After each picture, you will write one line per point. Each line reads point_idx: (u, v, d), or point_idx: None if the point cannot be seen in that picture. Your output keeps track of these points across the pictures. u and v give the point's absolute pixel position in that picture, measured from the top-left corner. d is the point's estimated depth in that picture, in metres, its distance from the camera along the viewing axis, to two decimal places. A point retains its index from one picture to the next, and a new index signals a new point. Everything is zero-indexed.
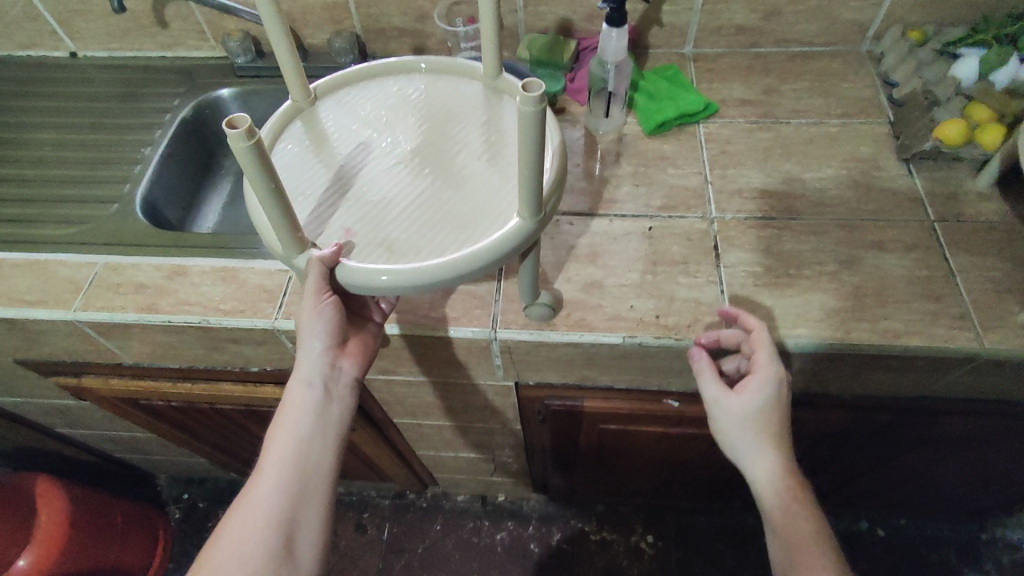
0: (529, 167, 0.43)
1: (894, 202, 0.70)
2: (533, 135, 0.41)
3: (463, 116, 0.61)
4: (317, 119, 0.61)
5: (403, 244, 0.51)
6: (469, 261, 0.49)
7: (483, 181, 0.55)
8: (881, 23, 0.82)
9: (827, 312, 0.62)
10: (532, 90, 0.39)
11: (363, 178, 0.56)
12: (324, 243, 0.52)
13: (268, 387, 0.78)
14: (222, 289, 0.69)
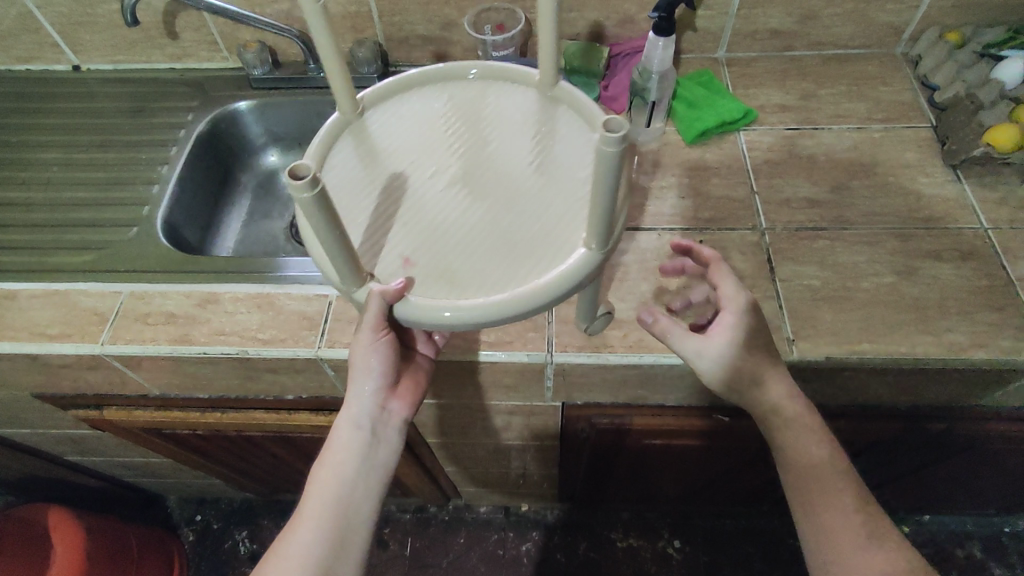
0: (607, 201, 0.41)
1: (945, 209, 0.69)
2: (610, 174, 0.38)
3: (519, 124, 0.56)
4: (366, 130, 0.57)
5: (468, 274, 0.48)
6: (538, 295, 0.45)
7: (548, 200, 0.51)
8: (916, 26, 0.81)
9: (890, 326, 0.61)
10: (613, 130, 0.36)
11: (420, 200, 0.52)
12: (383, 275, 0.49)
13: (302, 414, 0.75)
14: (258, 317, 0.65)
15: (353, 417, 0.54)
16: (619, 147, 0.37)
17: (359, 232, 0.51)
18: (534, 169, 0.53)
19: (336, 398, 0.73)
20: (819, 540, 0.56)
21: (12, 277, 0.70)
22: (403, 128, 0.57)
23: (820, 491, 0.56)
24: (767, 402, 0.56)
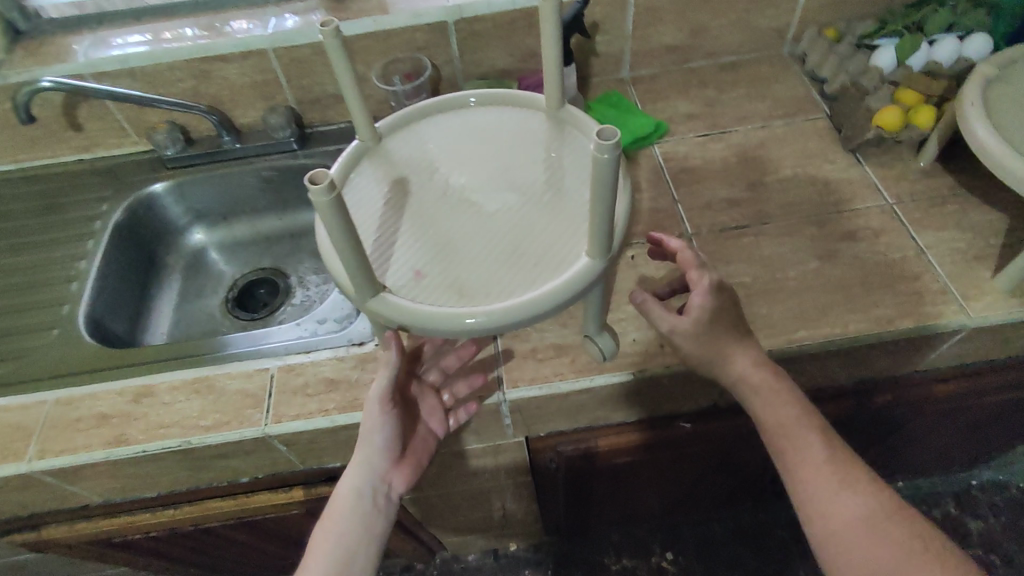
0: (603, 212, 0.44)
1: (852, 191, 0.72)
2: (607, 182, 0.41)
3: (526, 147, 0.59)
4: (383, 156, 0.60)
5: (480, 286, 0.49)
6: (543, 303, 0.47)
7: (553, 214, 0.53)
8: (797, 25, 0.86)
9: (820, 309, 0.63)
10: (606, 138, 0.40)
11: (430, 218, 0.54)
12: (394, 284, 0.49)
13: (261, 495, 0.72)
14: (198, 403, 0.63)
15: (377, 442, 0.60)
16: (616, 152, 0.40)
17: (373, 245, 0.52)
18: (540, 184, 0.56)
19: (295, 471, 0.70)
20: (799, 498, 0.56)
21: None
22: (404, 158, 0.59)
23: (797, 451, 0.56)
24: (731, 369, 0.56)
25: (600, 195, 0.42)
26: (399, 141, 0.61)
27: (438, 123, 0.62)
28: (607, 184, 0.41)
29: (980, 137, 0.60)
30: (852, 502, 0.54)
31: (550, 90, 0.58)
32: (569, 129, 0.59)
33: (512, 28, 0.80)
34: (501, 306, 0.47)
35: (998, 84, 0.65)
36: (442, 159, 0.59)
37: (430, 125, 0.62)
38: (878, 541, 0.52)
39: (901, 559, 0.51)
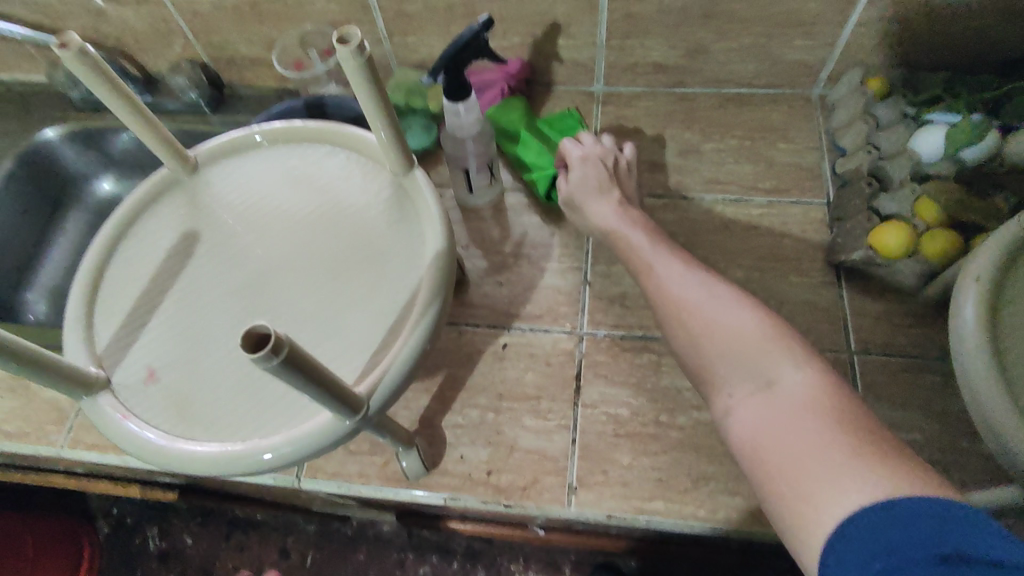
0: (318, 393, 0.33)
1: (808, 322, 0.56)
2: (293, 380, 0.29)
3: (352, 217, 0.47)
4: (194, 191, 0.49)
5: (221, 414, 0.40)
6: (257, 462, 0.38)
7: (332, 330, 0.42)
8: (837, 64, 0.64)
9: (694, 479, 0.51)
10: (271, 338, 0.27)
11: (199, 295, 0.44)
12: (120, 381, 0.41)
13: (99, 483, 0.71)
14: (8, 405, 0.59)
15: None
16: (288, 353, 0.27)
17: (123, 319, 0.44)
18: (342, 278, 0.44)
19: (127, 475, 0.68)
20: (667, 313, 0.45)
21: None
22: (173, 223, 0.48)
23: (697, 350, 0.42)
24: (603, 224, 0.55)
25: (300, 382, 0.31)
26: (220, 175, 0.50)
27: (219, 171, 0.50)
28: (297, 378, 0.30)
29: (964, 316, 0.42)
30: (733, 323, 0.41)
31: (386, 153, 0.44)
32: (410, 205, 0.46)
33: (451, 15, 0.64)
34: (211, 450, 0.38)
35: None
36: (253, 211, 0.48)
37: (211, 174, 0.50)
38: (730, 322, 0.41)
39: (758, 340, 0.39)
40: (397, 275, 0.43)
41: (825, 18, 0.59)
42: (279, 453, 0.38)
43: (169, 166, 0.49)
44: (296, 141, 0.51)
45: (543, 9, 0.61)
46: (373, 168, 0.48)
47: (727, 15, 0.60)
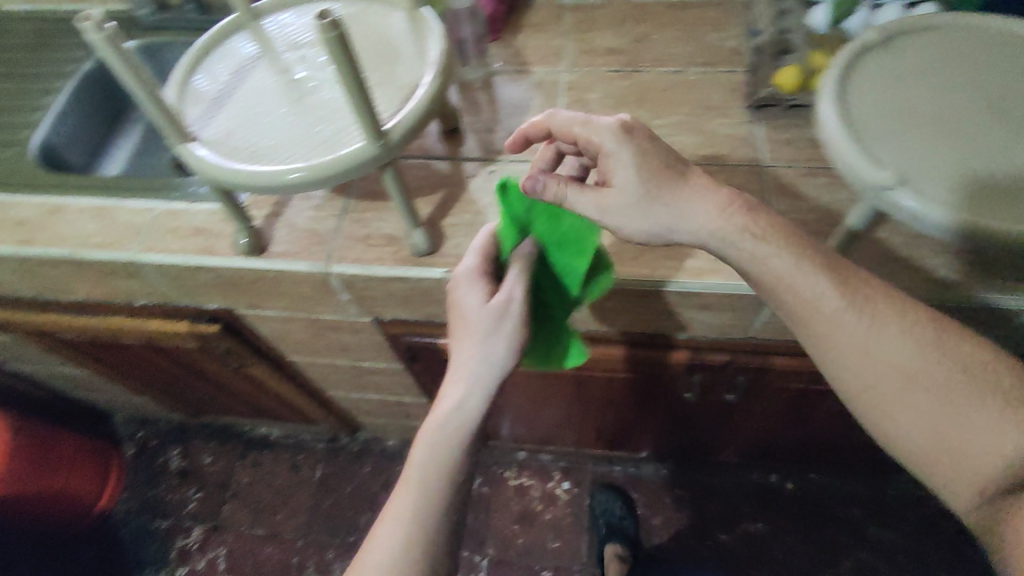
0: (356, 94, 0.48)
1: (731, 148, 0.71)
2: (341, 62, 0.45)
3: (374, 42, 0.63)
4: (254, 31, 0.66)
5: (280, 154, 0.55)
6: (307, 175, 0.53)
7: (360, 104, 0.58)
8: None
9: (639, 251, 0.65)
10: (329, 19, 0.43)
11: (261, 92, 0.61)
12: (205, 138, 0.57)
13: (154, 320, 0.85)
14: (94, 226, 0.74)
15: (476, 361, 0.54)
16: (340, 31, 0.43)
17: (205, 104, 0.59)
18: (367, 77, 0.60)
19: (179, 306, 0.82)
20: (784, 304, 0.52)
21: None
22: (237, 54, 0.64)
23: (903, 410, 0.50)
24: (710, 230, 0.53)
25: (344, 75, 0.46)
26: (274, 23, 0.66)
27: (274, 20, 0.67)
28: (344, 63, 0.45)
29: (823, 113, 0.53)
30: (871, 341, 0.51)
31: None
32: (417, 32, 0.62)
33: None
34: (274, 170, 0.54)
35: (880, 53, 0.57)
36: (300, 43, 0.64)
37: (267, 22, 0.66)
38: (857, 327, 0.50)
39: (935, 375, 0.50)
40: (405, 72, 0.59)
41: None
42: (323, 168, 0.53)
43: (237, 13, 0.66)
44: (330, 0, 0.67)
45: None
46: (389, 13, 0.65)
47: None
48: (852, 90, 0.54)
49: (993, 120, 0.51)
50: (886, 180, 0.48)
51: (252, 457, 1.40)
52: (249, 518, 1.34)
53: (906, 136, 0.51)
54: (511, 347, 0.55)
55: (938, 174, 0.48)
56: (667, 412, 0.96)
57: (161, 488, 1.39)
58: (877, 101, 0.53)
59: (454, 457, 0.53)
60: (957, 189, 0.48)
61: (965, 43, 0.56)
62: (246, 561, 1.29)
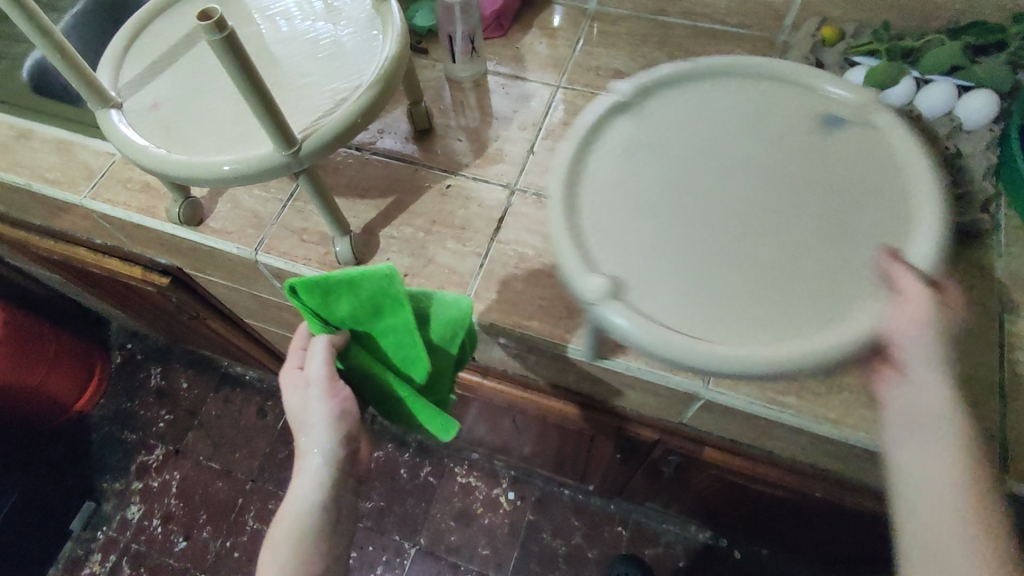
0: (256, 100, 0.43)
1: None
2: (231, 66, 0.40)
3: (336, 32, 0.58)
4: None
5: (194, 139, 0.52)
6: (211, 172, 0.49)
7: (294, 101, 0.53)
8: (799, 11, 0.70)
9: (571, 310, 0.59)
10: (217, 18, 0.38)
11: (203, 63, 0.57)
12: (128, 106, 0.54)
13: (111, 259, 0.85)
14: (52, 160, 0.74)
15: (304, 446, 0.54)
16: (227, 34, 0.38)
17: (142, 67, 0.56)
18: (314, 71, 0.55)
19: (130, 251, 0.81)
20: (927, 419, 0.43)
21: None
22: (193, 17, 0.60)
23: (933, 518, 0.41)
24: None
25: (239, 78, 0.41)
26: None
27: None
28: (236, 67, 0.40)
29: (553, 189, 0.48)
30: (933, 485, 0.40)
31: None
32: (381, 28, 0.57)
33: None
34: (180, 158, 0.50)
35: (624, 121, 0.51)
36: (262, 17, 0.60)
37: None
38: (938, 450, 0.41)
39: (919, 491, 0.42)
40: (351, 71, 0.54)
41: None
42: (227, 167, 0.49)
43: None
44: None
45: None
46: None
47: None
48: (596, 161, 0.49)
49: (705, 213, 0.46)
50: (594, 294, 0.43)
51: (224, 393, 1.44)
52: (207, 450, 1.38)
53: (629, 226, 0.46)
54: (326, 423, 0.53)
55: (684, 246, 0.45)
56: (606, 461, 0.91)
57: (137, 402, 1.45)
58: (606, 176, 0.49)
59: (309, 538, 0.53)
60: (672, 301, 0.44)
61: (799, 97, 0.52)
62: (196, 491, 1.34)
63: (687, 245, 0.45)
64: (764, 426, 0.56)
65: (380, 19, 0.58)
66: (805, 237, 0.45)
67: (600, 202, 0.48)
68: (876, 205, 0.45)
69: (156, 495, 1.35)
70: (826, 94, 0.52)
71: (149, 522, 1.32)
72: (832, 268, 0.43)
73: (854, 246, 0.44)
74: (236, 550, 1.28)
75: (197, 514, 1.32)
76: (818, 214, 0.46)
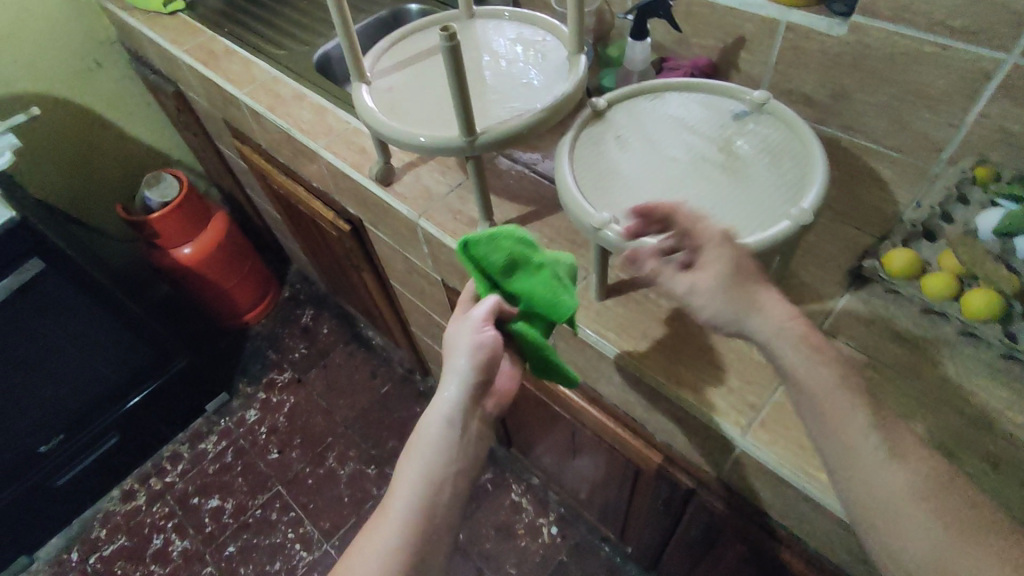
0: (457, 95, 0.60)
1: (801, 298, 0.67)
2: (449, 66, 0.57)
3: (532, 68, 0.74)
4: (463, 26, 0.82)
5: (405, 115, 0.70)
6: (408, 139, 0.67)
7: (484, 108, 0.70)
8: (958, 149, 0.72)
9: (644, 335, 0.67)
10: (451, 33, 0.55)
11: (432, 67, 0.76)
12: (372, 83, 0.74)
13: (318, 202, 1.10)
14: (310, 118, 0.99)
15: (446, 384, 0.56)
16: (453, 44, 0.55)
17: (392, 62, 0.77)
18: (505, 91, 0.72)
19: (333, 199, 1.05)
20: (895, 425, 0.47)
21: (244, 46, 1.17)
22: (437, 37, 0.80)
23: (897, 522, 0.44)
24: None
25: (450, 76, 0.58)
26: (479, 23, 0.81)
27: (481, 23, 0.81)
28: (451, 67, 0.57)
29: (560, 146, 0.69)
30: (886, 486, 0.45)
31: (572, 33, 0.71)
32: (566, 73, 0.72)
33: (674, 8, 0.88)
34: (391, 125, 0.69)
35: (623, 108, 0.73)
36: (484, 46, 0.78)
37: (475, 22, 0.82)
38: (879, 471, 0.45)
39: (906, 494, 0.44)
40: (531, 97, 0.70)
41: (951, 99, 0.69)
42: (420, 139, 0.66)
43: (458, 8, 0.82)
44: (521, 21, 0.81)
45: (738, 23, 0.83)
46: (555, 48, 0.76)
47: (871, 69, 0.73)
48: (579, 125, 0.71)
49: (599, 145, 0.69)
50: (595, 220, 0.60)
51: (352, 347, 1.68)
52: (321, 388, 1.61)
53: (610, 175, 0.66)
54: (472, 364, 0.55)
55: (617, 184, 0.65)
56: (646, 516, 0.94)
57: (287, 331, 1.74)
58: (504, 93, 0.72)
59: (431, 479, 0.53)
60: None
61: (720, 105, 0.72)
62: (302, 417, 1.57)
63: (675, 203, 0.63)
64: (788, 497, 0.58)
65: (567, 66, 0.73)
66: (752, 203, 0.62)
67: (593, 160, 0.68)
68: (717, 166, 0.66)
69: (272, 407, 1.59)
70: (740, 103, 0.71)
71: (259, 427, 1.56)
72: (762, 218, 0.60)
73: (756, 204, 0.61)
74: (311, 477, 1.46)
75: (295, 435, 1.54)
76: (731, 184, 0.64)
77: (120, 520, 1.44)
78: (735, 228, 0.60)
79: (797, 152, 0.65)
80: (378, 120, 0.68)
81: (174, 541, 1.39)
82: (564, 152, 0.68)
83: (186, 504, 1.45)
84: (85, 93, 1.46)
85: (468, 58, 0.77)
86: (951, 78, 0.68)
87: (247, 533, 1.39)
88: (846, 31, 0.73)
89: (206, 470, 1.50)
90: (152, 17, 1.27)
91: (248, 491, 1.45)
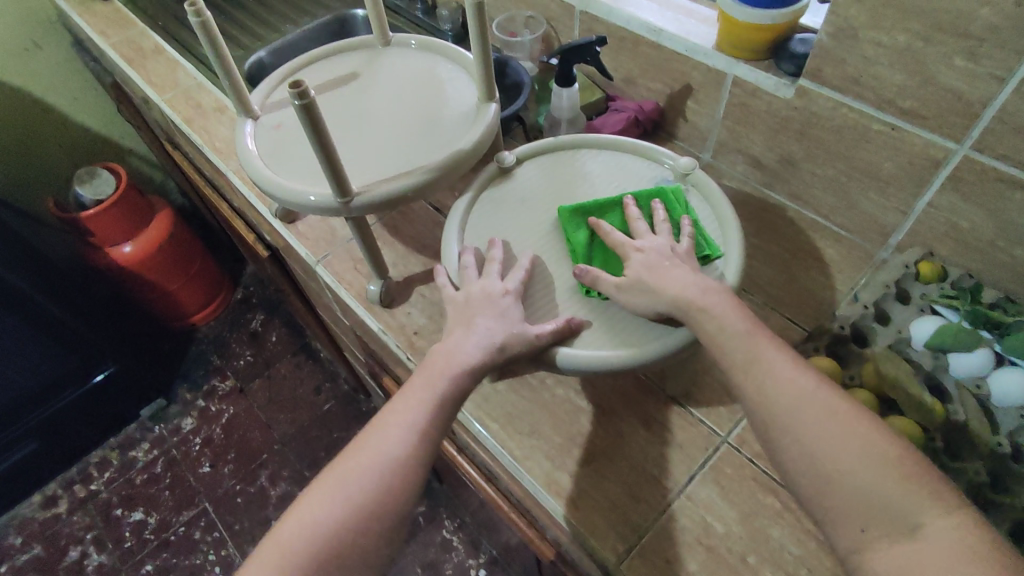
0: (321, 155, 0.52)
1: (711, 400, 0.60)
2: (305, 125, 0.49)
3: (440, 110, 0.66)
4: (376, 55, 0.74)
5: (285, 161, 0.62)
6: (279, 192, 0.59)
7: (377, 156, 0.62)
8: (907, 237, 0.64)
9: (532, 430, 0.60)
10: (302, 91, 0.47)
11: (330, 104, 0.68)
12: (260, 120, 0.66)
13: (240, 222, 1.03)
14: (226, 135, 0.92)
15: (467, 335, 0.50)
16: (304, 104, 0.47)
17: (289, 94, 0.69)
18: (404, 136, 0.64)
19: (252, 223, 0.98)
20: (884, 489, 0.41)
21: (174, 44, 1.08)
22: (345, 67, 0.73)
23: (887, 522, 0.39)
24: None
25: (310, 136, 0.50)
26: (395, 53, 0.73)
27: (396, 53, 0.73)
28: (307, 127, 0.49)
29: (455, 207, 0.62)
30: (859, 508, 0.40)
31: (482, 77, 0.63)
32: (473, 119, 0.64)
33: (620, 46, 0.79)
34: (265, 173, 0.61)
35: (536, 166, 0.66)
36: (392, 80, 0.70)
37: (391, 52, 0.74)
38: None
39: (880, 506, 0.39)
40: (430, 149, 0.62)
41: (901, 184, 0.61)
42: (293, 194, 0.58)
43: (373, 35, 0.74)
44: (438, 53, 0.72)
45: (684, 70, 0.74)
46: (467, 90, 0.68)
47: (817, 139, 0.65)
48: (480, 181, 0.64)
49: (499, 207, 0.62)
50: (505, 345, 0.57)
51: (298, 358, 1.62)
52: (263, 400, 1.55)
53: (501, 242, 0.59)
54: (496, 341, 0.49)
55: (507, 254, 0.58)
56: None
57: (234, 335, 1.67)
58: (401, 138, 0.64)
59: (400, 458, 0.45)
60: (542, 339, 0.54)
61: (643, 168, 0.64)
62: (238, 429, 1.51)
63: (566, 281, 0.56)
64: None
65: (477, 113, 0.65)
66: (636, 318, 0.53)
67: (487, 224, 0.61)
68: None
69: (209, 418, 1.53)
70: (666, 168, 0.63)
71: (193, 437, 1.51)
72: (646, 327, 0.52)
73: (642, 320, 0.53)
74: (240, 496, 1.41)
75: (229, 449, 1.48)
76: None
77: (39, 527, 1.40)
78: (626, 330, 0.52)
79: (714, 236, 0.57)
80: (252, 167, 0.61)
81: (91, 555, 1.35)
82: (456, 214, 0.61)
83: (108, 515, 1.40)
84: (27, 76, 1.38)
85: (372, 92, 0.69)
86: (902, 161, 0.60)
87: (167, 552, 1.34)
88: (793, 94, 0.64)
89: (133, 480, 1.45)
90: (87, 4, 1.19)
91: (173, 506, 1.40)
